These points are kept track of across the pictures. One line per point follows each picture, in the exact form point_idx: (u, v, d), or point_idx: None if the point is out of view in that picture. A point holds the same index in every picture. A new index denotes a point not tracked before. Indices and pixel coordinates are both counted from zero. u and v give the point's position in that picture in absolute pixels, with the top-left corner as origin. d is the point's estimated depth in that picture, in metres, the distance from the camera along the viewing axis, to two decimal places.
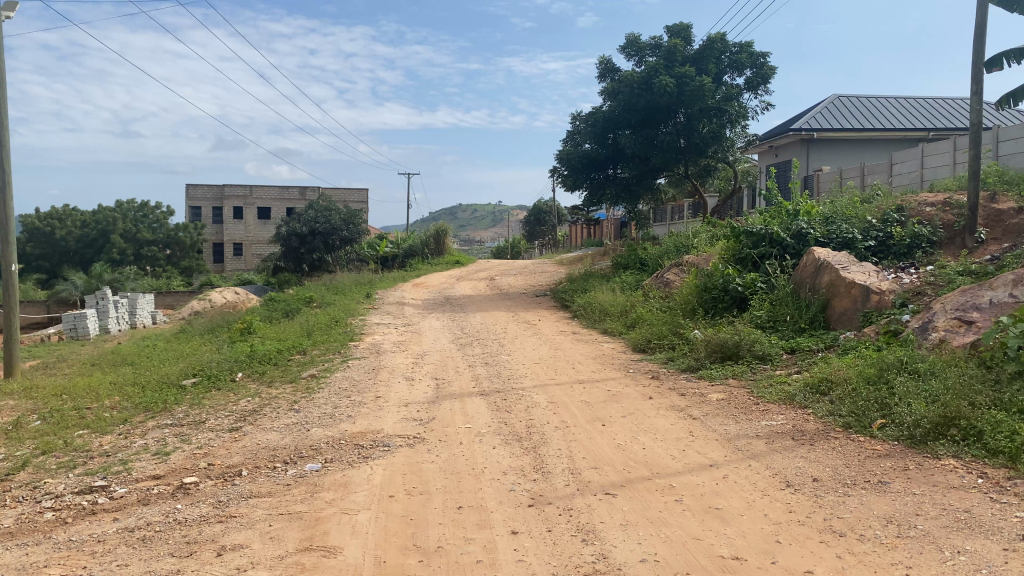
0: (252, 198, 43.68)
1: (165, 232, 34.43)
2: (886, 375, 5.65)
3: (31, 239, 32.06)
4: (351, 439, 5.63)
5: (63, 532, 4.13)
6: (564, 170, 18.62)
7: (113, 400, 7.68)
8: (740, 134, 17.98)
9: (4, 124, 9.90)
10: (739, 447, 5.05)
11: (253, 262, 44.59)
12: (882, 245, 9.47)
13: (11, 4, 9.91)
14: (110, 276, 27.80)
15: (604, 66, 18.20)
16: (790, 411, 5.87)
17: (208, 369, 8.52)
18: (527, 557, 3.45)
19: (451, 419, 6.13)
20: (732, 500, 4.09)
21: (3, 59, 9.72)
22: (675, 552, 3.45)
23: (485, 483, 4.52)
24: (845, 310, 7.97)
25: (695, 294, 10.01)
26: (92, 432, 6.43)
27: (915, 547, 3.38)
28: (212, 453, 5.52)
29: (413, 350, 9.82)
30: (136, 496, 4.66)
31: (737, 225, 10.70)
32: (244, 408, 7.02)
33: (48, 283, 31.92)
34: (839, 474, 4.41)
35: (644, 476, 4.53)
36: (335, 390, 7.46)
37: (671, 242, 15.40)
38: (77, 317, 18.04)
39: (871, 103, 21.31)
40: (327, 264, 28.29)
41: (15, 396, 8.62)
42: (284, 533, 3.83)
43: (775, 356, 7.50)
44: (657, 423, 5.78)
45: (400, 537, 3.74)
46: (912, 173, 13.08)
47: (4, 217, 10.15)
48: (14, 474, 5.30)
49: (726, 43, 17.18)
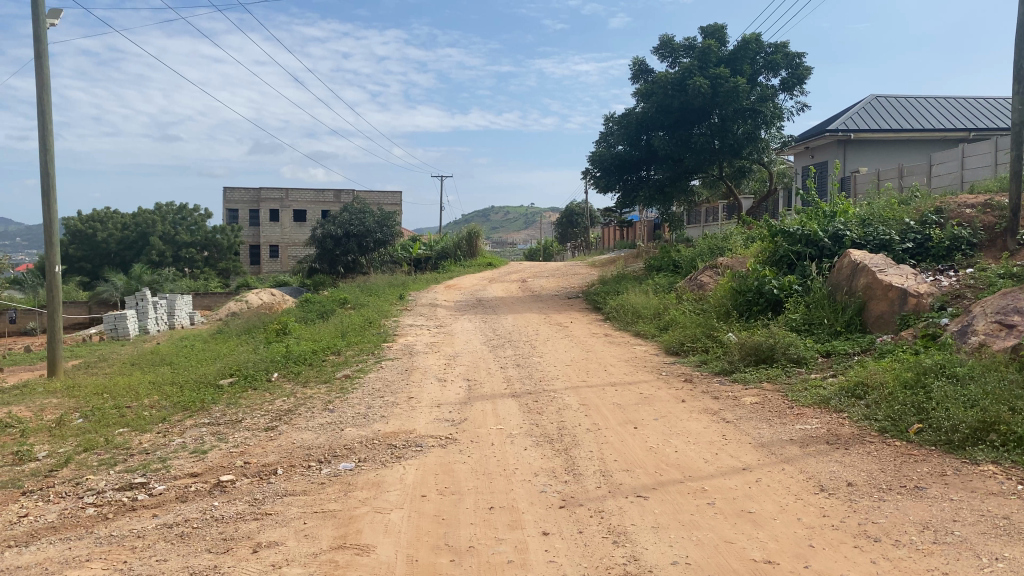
0: (288, 201, 44.31)
1: (203, 234, 34.99)
2: (924, 379, 5.54)
3: (74, 240, 32.74)
4: (384, 438, 5.69)
5: (104, 527, 4.23)
6: (596, 171, 18.58)
7: (152, 400, 7.81)
8: (776, 137, 17.75)
9: (48, 128, 10.14)
10: (773, 452, 5.00)
11: (290, 264, 45.13)
12: (920, 247, 9.29)
13: (57, 11, 10.17)
14: (149, 277, 28.40)
15: (637, 67, 18.10)
16: (825, 415, 5.81)
17: (245, 369, 8.67)
18: (557, 559, 3.46)
19: (482, 420, 6.19)
20: (765, 504, 4.05)
21: (47, 64, 9.98)
22: (706, 556, 3.44)
23: (517, 484, 4.55)
24: (882, 313, 7.84)
25: (729, 297, 9.96)
26: (132, 431, 6.55)
27: (951, 553, 3.34)
28: (249, 453, 5.58)
29: (445, 351, 9.95)
30: (176, 492, 4.77)
31: (773, 225, 10.62)
32: (279, 408, 7.10)
33: (90, 285, 32.62)
34: (874, 478, 4.35)
35: (676, 479, 4.51)
36: (369, 391, 7.56)
37: (706, 243, 15.34)
38: (117, 318, 18.41)
39: (909, 103, 20.99)
40: (361, 265, 28.67)
41: (57, 395, 8.79)
42: (318, 531, 3.88)
43: (811, 359, 7.42)
44: (689, 426, 5.75)
45: (432, 536, 3.77)
46: (952, 174, 12.85)
47: (49, 219, 10.38)
48: (58, 470, 5.45)
49: (761, 43, 17.05)
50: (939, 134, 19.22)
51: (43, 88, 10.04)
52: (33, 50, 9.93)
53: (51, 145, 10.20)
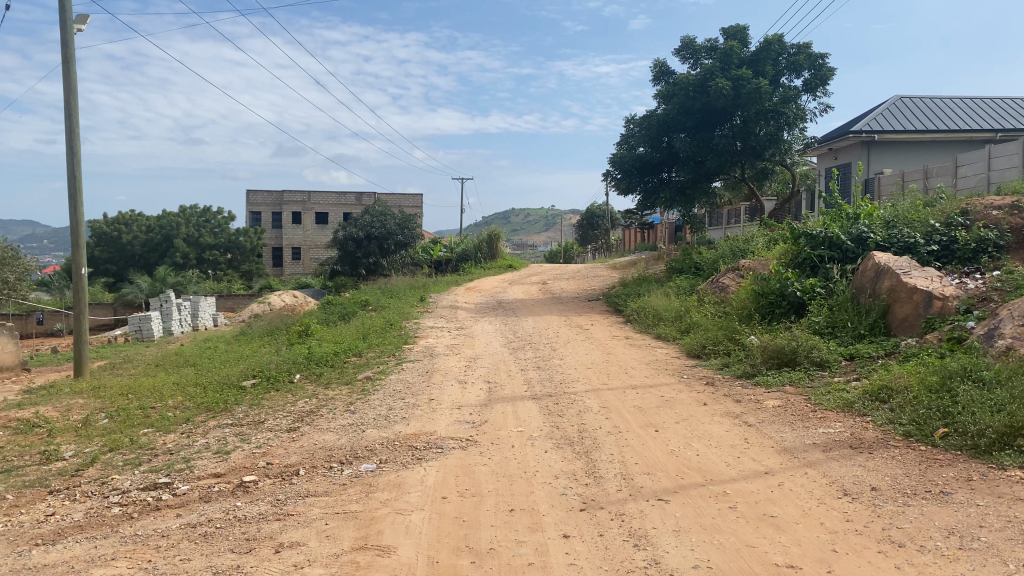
0: (310, 203, 44.66)
1: (226, 237, 35.26)
2: (949, 383, 5.48)
3: (100, 243, 33.19)
4: (405, 439, 5.73)
5: (129, 526, 4.28)
6: (617, 173, 18.56)
7: (176, 400, 7.91)
8: (799, 138, 17.61)
9: (75, 132, 10.28)
10: (796, 455, 4.96)
11: (312, 266, 45.39)
12: (946, 249, 9.19)
13: (84, 16, 10.31)
14: (173, 280, 28.65)
15: (659, 68, 18.05)
16: (848, 419, 5.77)
17: (268, 370, 8.75)
18: (578, 561, 3.46)
19: (503, 422, 6.17)
20: (787, 509, 4.03)
21: (74, 68, 10.12)
22: (728, 560, 3.43)
23: (538, 487, 4.54)
24: (907, 316, 7.76)
25: (752, 299, 9.92)
26: (156, 431, 6.63)
27: (978, 559, 3.29)
28: (271, 453, 5.64)
29: (466, 353, 9.96)
30: (199, 493, 4.80)
31: (796, 227, 10.55)
32: (302, 408, 7.17)
33: (115, 286, 32.99)
34: (899, 483, 4.31)
35: (698, 483, 4.49)
36: (390, 392, 7.59)
37: (727, 245, 15.22)
38: (141, 319, 18.61)
39: (935, 104, 20.75)
40: (382, 268, 28.79)
41: (83, 395, 8.92)
42: (340, 532, 3.90)
43: (834, 362, 7.35)
44: (711, 430, 5.72)
45: (452, 538, 3.78)
46: (978, 175, 12.69)
47: (76, 222, 10.52)
48: (84, 470, 5.52)
49: (784, 44, 16.95)
50: (965, 134, 18.98)
51: (70, 93, 10.17)
52: (60, 54, 10.07)
53: (77, 149, 10.34)
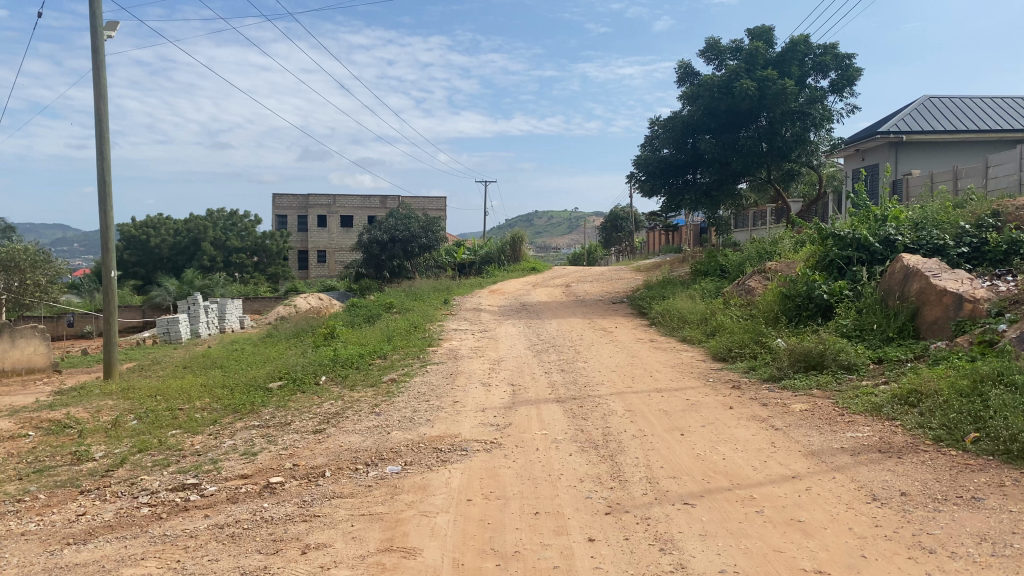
0: (335, 206, 44.97)
1: (253, 240, 35.61)
2: (980, 387, 5.39)
3: (129, 246, 33.62)
4: (429, 442, 5.75)
5: (158, 526, 4.33)
6: (641, 175, 18.48)
7: (204, 402, 7.99)
8: (826, 138, 17.43)
9: (105, 139, 10.44)
10: (823, 460, 4.91)
11: (336, 268, 45.70)
12: (976, 251, 9.05)
13: (114, 23, 10.47)
14: (200, 282, 28.97)
15: (683, 70, 17.99)
16: (878, 423, 5.69)
17: (294, 372, 8.81)
18: (603, 565, 3.45)
19: (527, 425, 6.17)
20: (815, 514, 3.99)
21: (103, 74, 10.27)
22: (755, 565, 3.40)
23: (562, 490, 4.53)
24: (936, 319, 7.67)
25: (779, 302, 9.82)
26: (184, 432, 6.71)
27: (1010, 566, 3.24)
28: (298, 454, 5.69)
29: (490, 355, 9.98)
30: (226, 494, 4.84)
31: (824, 228, 10.46)
32: (327, 410, 7.22)
33: (143, 289, 33.41)
34: (929, 489, 4.24)
35: (724, 487, 4.46)
36: (415, 394, 7.60)
37: (753, 247, 15.07)
38: (170, 322, 18.81)
39: (966, 104, 20.45)
40: (407, 270, 28.95)
41: (114, 396, 9.05)
42: (365, 533, 3.92)
43: (862, 366, 7.26)
44: (737, 434, 5.67)
45: (477, 541, 3.79)
46: (1009, 176, 12.46)
47: (106, 225, 10.66)
48: (114, 470, 5.60)
49: (810, 44, 16.81)
50: (996, 134, 18.67)
51: (100, 99, 10.32)
52: (91, 61, 10.23)
53: (107, 153, 10.49)
